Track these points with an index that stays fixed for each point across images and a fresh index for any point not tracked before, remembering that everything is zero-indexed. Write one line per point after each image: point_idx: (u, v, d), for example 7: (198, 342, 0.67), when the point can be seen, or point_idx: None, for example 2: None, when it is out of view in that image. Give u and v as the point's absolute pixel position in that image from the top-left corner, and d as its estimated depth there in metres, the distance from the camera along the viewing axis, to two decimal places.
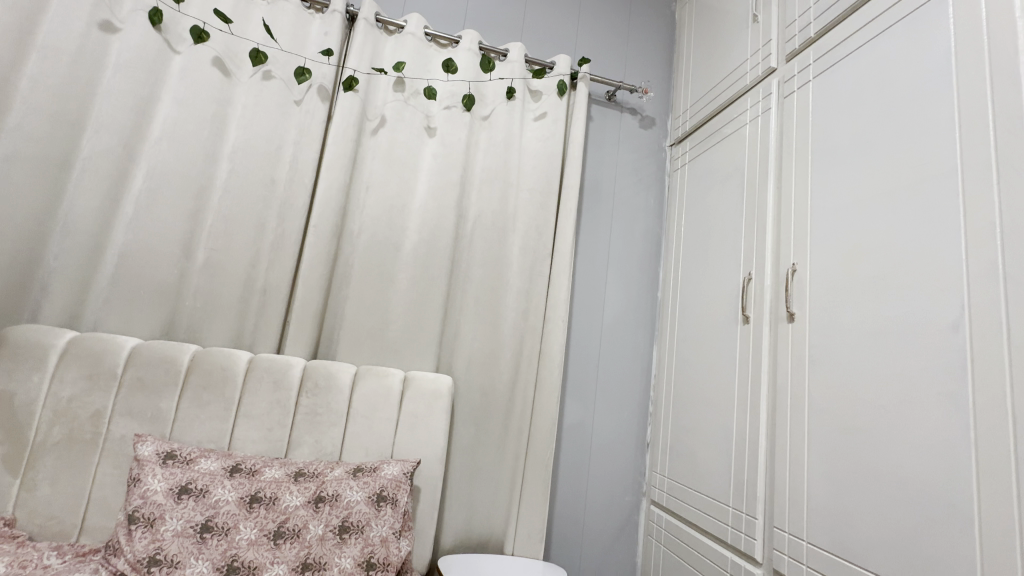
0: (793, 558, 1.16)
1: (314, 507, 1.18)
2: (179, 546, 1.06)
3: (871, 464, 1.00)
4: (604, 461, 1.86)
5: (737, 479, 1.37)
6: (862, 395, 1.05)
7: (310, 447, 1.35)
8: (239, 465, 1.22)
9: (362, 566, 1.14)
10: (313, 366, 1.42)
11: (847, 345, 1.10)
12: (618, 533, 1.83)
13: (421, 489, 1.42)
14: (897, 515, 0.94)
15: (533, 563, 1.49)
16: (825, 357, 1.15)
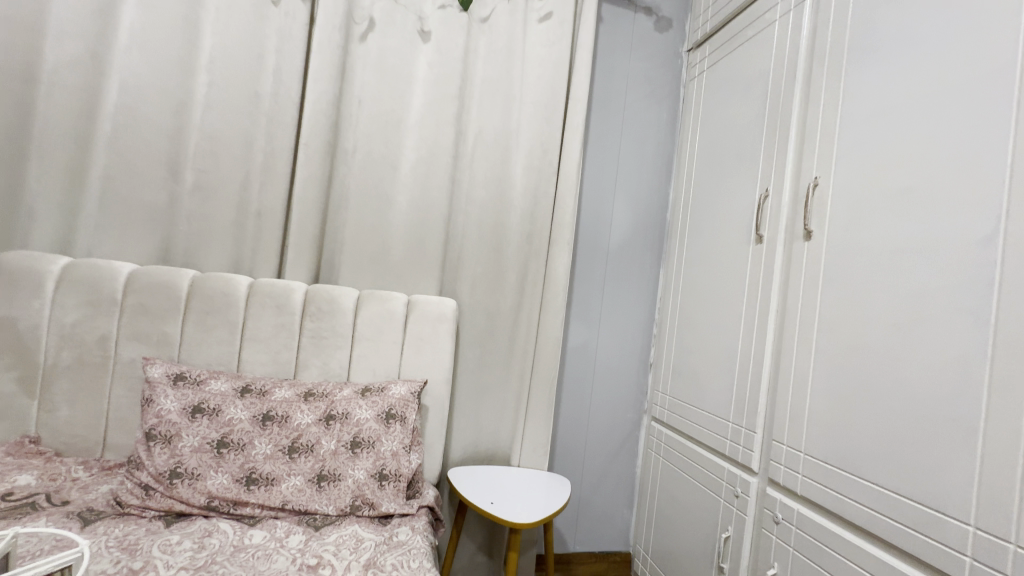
0: (789, 468, 1.21)
1: (325, 424, 1.22)
2: (198, 461, 1.11)
3: (876, 382, 1.00)
4: (608, 380, 1.90)
5: (739, 396, 1.40)
6: (875, 313, 1.02)
7: (318, 369, 1.38)
8: (249, 386, 1.24)
9: (376, 477, 1.19)
10: (315, 291, 1.40)
11: (865, 263, 1.05)
12: (618, 446, 1.91)
13: (429, 408, 1.46)
14: (898, 429, 0.95)
15: (538, 474, 1.57)
16: (840, 275, 1.12)
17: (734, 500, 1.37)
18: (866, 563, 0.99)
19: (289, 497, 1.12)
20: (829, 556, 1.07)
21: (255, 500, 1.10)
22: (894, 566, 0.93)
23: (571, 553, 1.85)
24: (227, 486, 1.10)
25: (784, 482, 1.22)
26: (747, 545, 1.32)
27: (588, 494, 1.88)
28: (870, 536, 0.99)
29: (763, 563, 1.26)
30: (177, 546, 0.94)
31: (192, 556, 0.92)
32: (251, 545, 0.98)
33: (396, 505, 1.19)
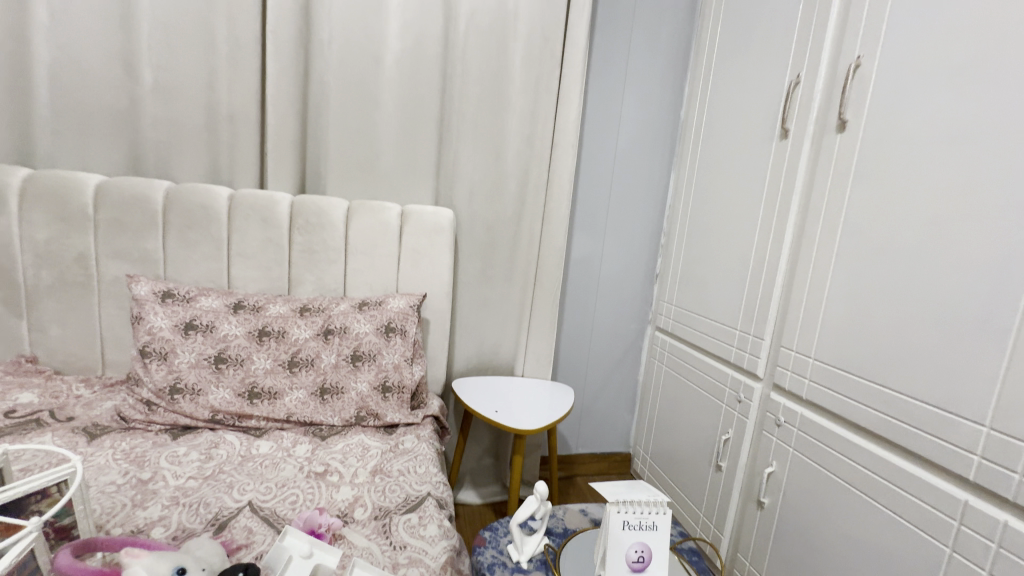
0: (796, 373, 1.20)
1: (324, 339, 1.20)
2: (197, 376, 1.09)
3: (903, 284, 0.94)
4: (612, 292, 1.86)
5: (749, 304, 1.36)
6: (909, 211, 0.94)
7: (313, 284, 1.33)
8: (242, 302, 1.20)
9: (379, 389, 1.20)
10: (301, 202, 1.31)
11: (906, 154, 0.94)
12: (621, 356, 1.92)
13: (430, 321, 1.44)
14: (921, 332, 0.91)
15: (542, 384, 1.59)
16: (873, 171, 1.01)
17: (736, 405, 1.39)
18: (869, 461, 1.00)
19: (293, 410, 1.13)
20: (832, 455, 1.09)
21: (259, 413, 1.10)
22: (899, 464, 0.95)
23: (574, 454, 1.94)
24: (230, 400, 1.10)
25: (789, 387, 1.22)
26: (747, 446, 1.35)
27: (590, 401, 1.92)
28: (876, 437, 1.00)
29: (761, 462, 1.30)
30: (185, 458, 0.95)
31: (200, 467, 0.92)
32: (258, 455, 0.99)
33: (401, 415, 1.20)
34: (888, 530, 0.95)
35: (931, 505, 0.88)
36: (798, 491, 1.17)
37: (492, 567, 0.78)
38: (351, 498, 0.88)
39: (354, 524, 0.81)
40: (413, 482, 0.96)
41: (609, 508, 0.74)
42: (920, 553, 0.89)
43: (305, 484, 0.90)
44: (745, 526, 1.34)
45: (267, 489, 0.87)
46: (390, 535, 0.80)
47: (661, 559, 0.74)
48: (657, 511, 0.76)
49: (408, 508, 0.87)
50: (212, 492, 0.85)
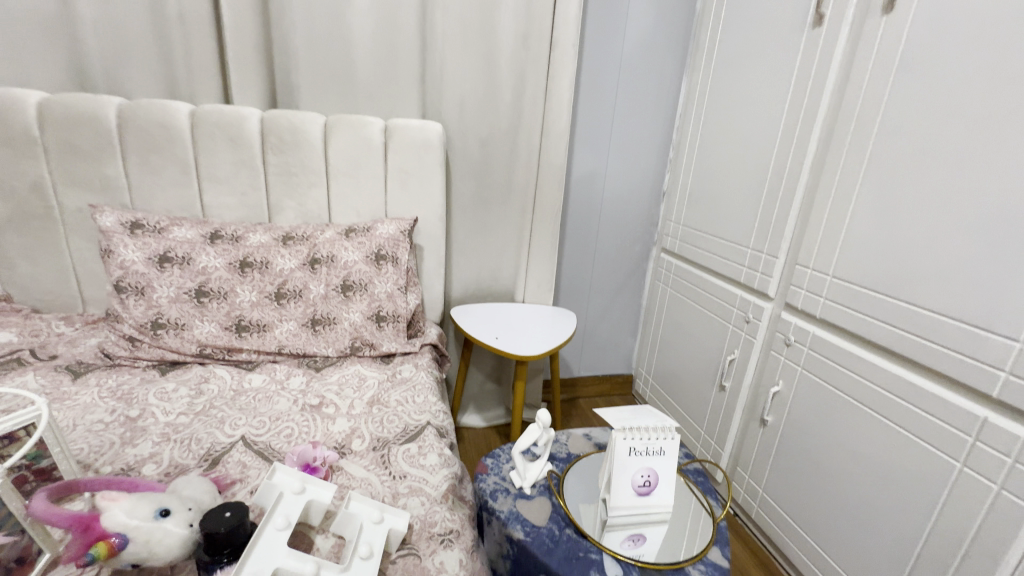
0: (811, 292, 1.14)
1: (311, 269, 1.13)
2: (179, 311, 1.03)
3: (947, 189, 0.84)
4: (616, 212, 1.76)
5: (764, 218, 1.28)
6: (956, 108, 0.82)
7: (295, 210, 1.23)
8: (219, 231, 1.12)
9: (373, 319, 1.15)
10: (271, 116, 1.17)
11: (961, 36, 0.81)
12: (625, 279, 1.86)
13: (424, 247, 1.36)
14: (958, 243, 0.83)
15: (543, 310, 1.55)
16: (918, 59, 0.88)
17: (744, 326, 1.35)
18: (883, 379, 0.97)
19: (284, 342, 1.08)
20: (844, 374, 1.06)
21: (249, 346, 1.06)
22: (917, 382, 0.91)
23: (576, 377, 1.95)
24: (217, 335, 1.05)
25: (803, 307, 1.16)
26: (753, 366, 1.33)
27: (592, 325, 1.89)
28: (894, 354, 0.96)
29: (767, 382, 1.28)
30: (174, 394, 0.91)
31: (190, 402, 0.89)
32: (251, 388, 0.95)
33: (398, 344, 1.16)
34: (897, 445, 0.94)
35: (947, 422, 0.86)
36: (804, 408, 1.16)
37: (494, 494, 0.76)
38: (348, 430, 0.85)
39: (352, 456, 0.79)
40: (411, 411, 0.93)
41: (615, 435, 0.71)
42: (930, 467, 0.88)
43: (300, 417, 0.87)
44: (747, 442, 1.35)
45: (261, 423, 0.84)
46: (389, 465, 0.78)
47: (667, 482, 0.73)
48: (663, 437, 0.73)
49: (408, 438, 0.85)
50: (203, 428, 0.82)
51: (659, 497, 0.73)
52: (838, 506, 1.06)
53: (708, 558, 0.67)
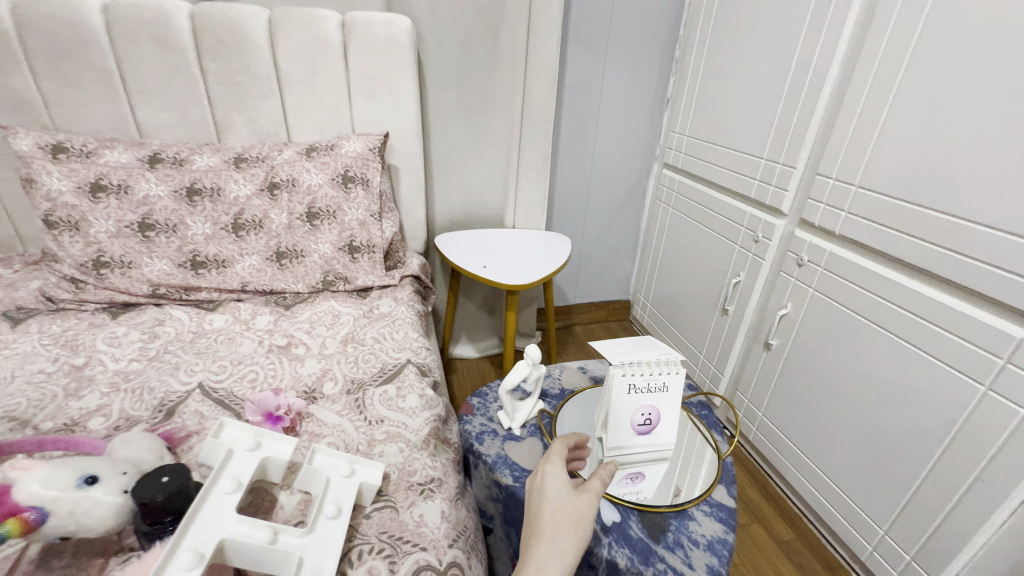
0: (832, 205, 1.02)
1: (270, 196, 1.00)
2: (124, 247, 0.92)
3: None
4: (615, 124, 1.58)
5: (783, 122, 1.13)
6: None
7: (247, 128, 1.08)
8: (159, 154, 0.97)
9: (345, 250, 1.04)
10: (203, 11, 0.97)
11: None
12: (623, 200, 1.73)
13: (399, 168, 1.22)
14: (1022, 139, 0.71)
15: (535, 236, 1.44)
16: None
17: (752, 246, 1.24)
18: (907, 300, 0.89)
19: (247, 278, 0.98)
20: (861, 295, 0.97)
21: (208, 284, 0.96)
22: (946, 302, 0.83)
23: (571, 305, 1.88)
24: (170, 273, 0.94)
25: (820, 223, 1.05)
26: (760, 289, 1.24)
27: (588, 250, 1.79)
28: (920, 272, 0.87)
29: (774, 305, 1.20)
30: (124, 339, 0.82)
31: (143, 348, 0.81)
32: (212, 330, 0.87)
33: (375, 277, 1.06)
34: (914, 369, 0.88)
35: (977, 345, 0.79)
36: (813, 331, 1.09)
37: (480, 437, 0.70)
38: (318, 372, 0.77)
39: (323, 401, 0.72)
40: (389, 349, 0.85)
41: (613, 372, 0.63)
42: (948, 391, 0.82)
43: (265, 360, 0.79)
44: (749, 367, 1.30)
45: (221, 368, 0.76)
46: (364, 410, 0.71)
47: (669, 419, 0.66)
48: (667, 371, 0.65)
49: (385, 379, 0.77)
50: (156, 375, 0.74)
51: (660, 435, 0.66)
52: (843, 429, 1.02)
53: (713, 498, 0.63)
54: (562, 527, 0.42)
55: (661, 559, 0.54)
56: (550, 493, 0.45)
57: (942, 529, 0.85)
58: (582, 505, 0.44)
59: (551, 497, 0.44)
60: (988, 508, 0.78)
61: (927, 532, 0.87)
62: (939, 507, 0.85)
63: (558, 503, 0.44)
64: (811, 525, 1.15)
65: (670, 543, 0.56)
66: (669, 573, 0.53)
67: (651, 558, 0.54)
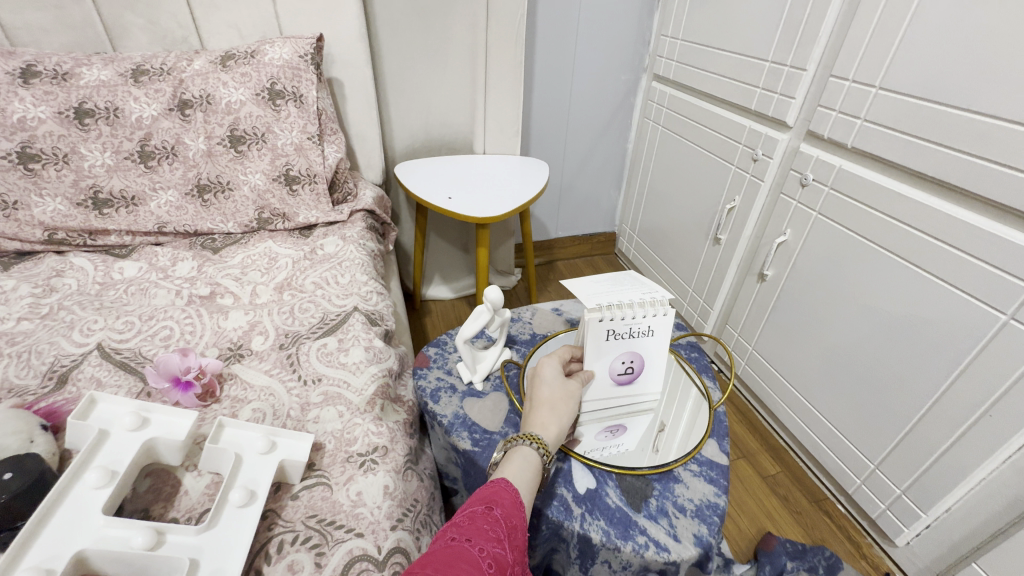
0: (846, 113, 0.89)
1: (181, 117, 0.83)
2: (3, 184, 0.75)
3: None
4: (597, 28, 1.38)
5: (794, 14, 0.95)
6: None
7: (146, 32, 0.89)
8: (32, 65, 0.77)
9: (280, 181, 0.89)
10: None
11: None
12: (608, 119, 1.56)
13: (343, 81, 1.04)
14: None
15: (509, 161, 1.28)
16: None
17: (750, 165, 1.11)
18: (924, 220, 0.78)
19: (165, 217, 0.84)
20: (872, 217, 0.86)
21: (116, 226, 0.81)
22: (972, 221, 0.72)
23: (553, 239, 1.76)
24: (68, 213, 0.79)
25: (830, 135, 0.92)
26: (757, 214, 1.13)
27: (570, 177, 1.64)
28: (942, 188, 0.76)
29: (770, 231, 1.09)
30: (12, 294, 0.69)
31: (34, 304, 0.68)
32: (122, 281, 0.74)
33: (320, 213, 0.92)
34: (926, 297, 0.79)
35: (1003, 270, 0.69)
36: (814, 260, 0.99)
37: (436, 394, 0.61)
38: (245, 325, 0.66)
39: (250, 359, 0.61)
40: (334, 294, 0.73)
41: (589, 318, 0.52)
42: (962, 322, 0.74)
43: (182, 313, 0.67)
44: (740, 299, 1.21)
45: (127, 325, 0.64)
46: (297, 367, 0.60)
47: (655, 368, 0.57)
48: (652, 314, 0.54)
49: (326, 330, 0.66)
50: (46, 336, 0.62)
51: (644, 386, 0.57)
52: (838, 364, 0.96)
53: (702, 455, 0.55)
54: (559, 401, 0.49)
55: (641, 531, 0.47)
56: (546, 373, 0.52)
57: (937, 464, 0.80)
58: (576, 388, 0.52)
59: (561, 384, 0.51)
60: (992, 444, 0.72)
61: (921, 467, 0.83)
62: (939, 442, 0.79)
63: (555, 383, 0.51)
64: (797, 458, 1.12)
65: (653, 512, 0.49)
66: (649, 547, 0.46)
67: (630, 531, 0.47)
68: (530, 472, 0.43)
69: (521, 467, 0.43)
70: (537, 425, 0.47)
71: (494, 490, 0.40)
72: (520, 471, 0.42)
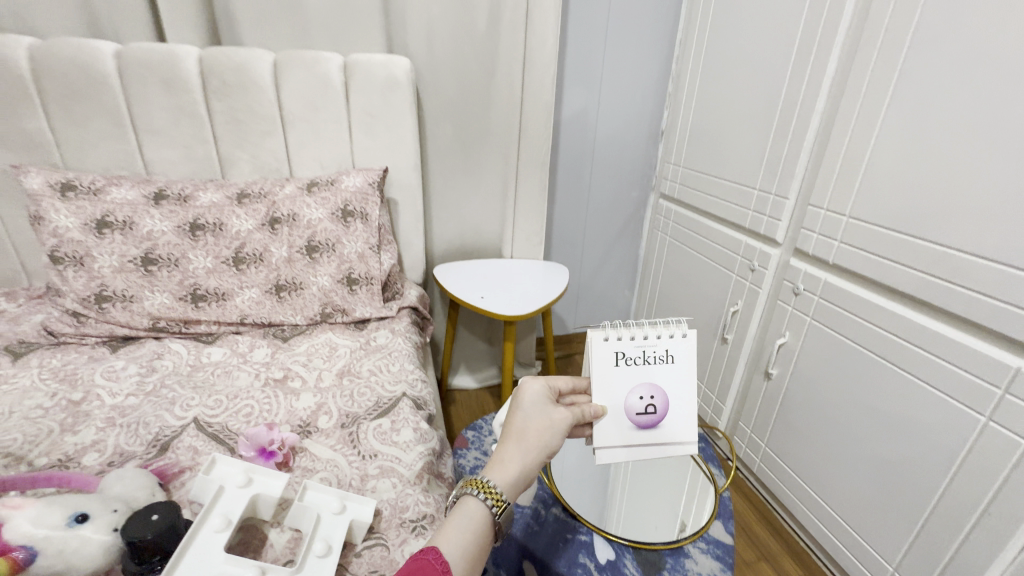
0: (824, 235, 1.04)
1: (270, 230, 1.02)
2: (126, 282, 0.93)
3: (1008, 103, 0.72)
4: (610, 155, 1.63)
5: (774, 155, 1.15)
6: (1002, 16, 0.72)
7: (249, 164, 1.11)
8: (164, 191, 0.99)
9: (344, 282, 1.05)
10: (211, 56, 1.02)
11: None
12: (621, 229, 1.75)
13: (398, 200, 1.25)
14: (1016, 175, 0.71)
15: (534, 265, 1.45)
16: None
17: (748, 274, 1.26)
18: (903, 329, 0.89)
19: (247, 311, 0.99)
20: (859, 325, 0.97)
21: (207, 317, 0.97)
22: (944, 332, 0.83)
23: (571, 334, 1.88)
24: (170, 306, 0.95)
25: (813, 251, 1.07)
26: (759, 317, 1.24)
27: (587, 278, 1.81)
28: (914, 301, 0.88)
29: (772, 334, 1.20)
30: (122, 373, 0.83)
31: (140, 382, 0.81)
32: (209, 364, 0.87)
33: (373, 309, 1.07)
34: (916, 399, 0.87)
35: (974, 375, 0.78)
36: (812, 361, 1.08)
37: (473, 471, 0.73)
38: (313, 406, 0.78)
39: (317, 436, 0.72)
40: (385, 382, 0.85)
41: (592, 335, 0.60)
42: (948, 421, 0.82)
43: (261, 394, 0.79)
44: (750, 397, 1.29)
45: (216, 402, 0.76)
46: (357, 444, 0.70)
47: (674, 396, 0.60)
48: (667, 337, 0.62)
49: (380, 413, 0.77)
50: (152, 410, 0.74)
51: (668, 418, 0.59)
52: (846, 462, 1.01)
53: (710, 535, 0.62)
54: (527, 435, 0.52)
55: None
56: (525, 405, 0.54)
57: (949, 566, 0.83)
58: (555, 419, 0.53)
59: (531, 417, 0.53)
60: (996, 543, 0.76)
61: (936, 569, 0.85)
62: (948, 542, 0.82)
63: (530, 415, 0.53)
64: (819, 562, 1.12)
65: None
66: None
67: None
68: (473, 523, 0.46)
69: (466, 516, 0.46)
70: (497, 464, 0.50)
71: (420, 567, 0.41)
72: (462, 523, 0.46)
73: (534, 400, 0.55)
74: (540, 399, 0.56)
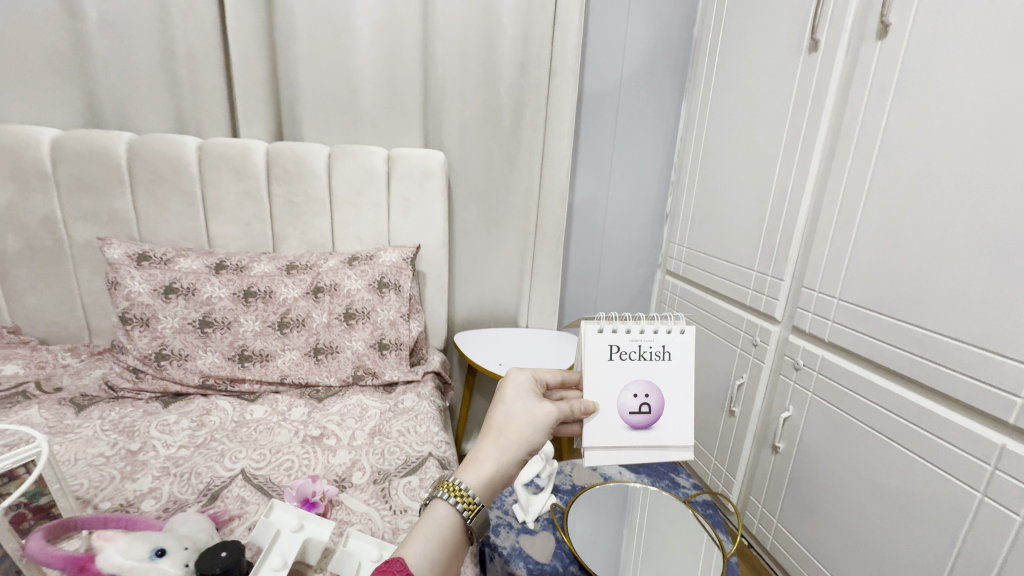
0: (819, 315, 1.13)
1: (313, 298, 1.13)
2: (183, 342, 1.04)
3: (964, 208, 0.83)
4: (619, 235, 1.77)
5: (769, 242, 1.27)
6: (948, 137, 0.85)
7: (298, 239, 1.25)
8: (224, 262, 1.12)
9: (375, 347, 1.15)
10: (277, 149, 1.19)
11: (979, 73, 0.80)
12: (630, 302, 1.85)
13: (426, 273, 1.37)
14: (976, 270, 0.81)
15: (547, 334, 1.54)
16: (931, 88, 0.88)
17: (751, 349, 1.33)
18: (896, 405, 0.95)
19: (287, 371, 1.08)
20: (857, 401, 1.03)
21: (251, 376, 1.06)
22: (933, 409, 0.89)
23: None
24: (219, 365, 1.05)
25: (810, 329, 1.15)
26: (763, 391, 1.30)
27: None
28: (904, 379, 0.95)
29: (777, 408, 1.26)
30: (175, 426, 0.91)
31: (191, 435, 0.89)
32: (252, 421, 0.95)
33: (400, 372, 1.15)
34: (915, 474, 0.91)
35: (965, 451, 0.83)
36: (816, 434, 1.13)
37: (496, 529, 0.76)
38: (348, 462, 0.84)
39: (352, 490, 0.78)
40: (413, 442, 0.92)
41: (587, 326, 0.63)
42: (946, 496, 0.86)
43: (301, 449, 0.86)
44: (759, 470, 1.31)
45: (261, 456, 0.84)
46: (389, 499, 0.76)
47: (668, 392, 0.63)
48: (664, 333, 0.65)
49: (409, 470, 0.83)
50: (203, 461, 0.81)
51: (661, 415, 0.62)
52: (855, 538, 1.03)
53: None
54: (507, 429, 0.55)
55: None
56: (508, 404, 0.58)
57: None
58: (535, 417, 0.57)
59: (512, 414, 0.57)
60: None
61: None
62: None
63: (512, 411, 0.57)
64: None
65: None
66: None
67: None
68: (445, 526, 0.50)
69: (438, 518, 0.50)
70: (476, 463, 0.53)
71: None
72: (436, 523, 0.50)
73: (517, 397, 0.59)
74: (523, 396, 0.59)
